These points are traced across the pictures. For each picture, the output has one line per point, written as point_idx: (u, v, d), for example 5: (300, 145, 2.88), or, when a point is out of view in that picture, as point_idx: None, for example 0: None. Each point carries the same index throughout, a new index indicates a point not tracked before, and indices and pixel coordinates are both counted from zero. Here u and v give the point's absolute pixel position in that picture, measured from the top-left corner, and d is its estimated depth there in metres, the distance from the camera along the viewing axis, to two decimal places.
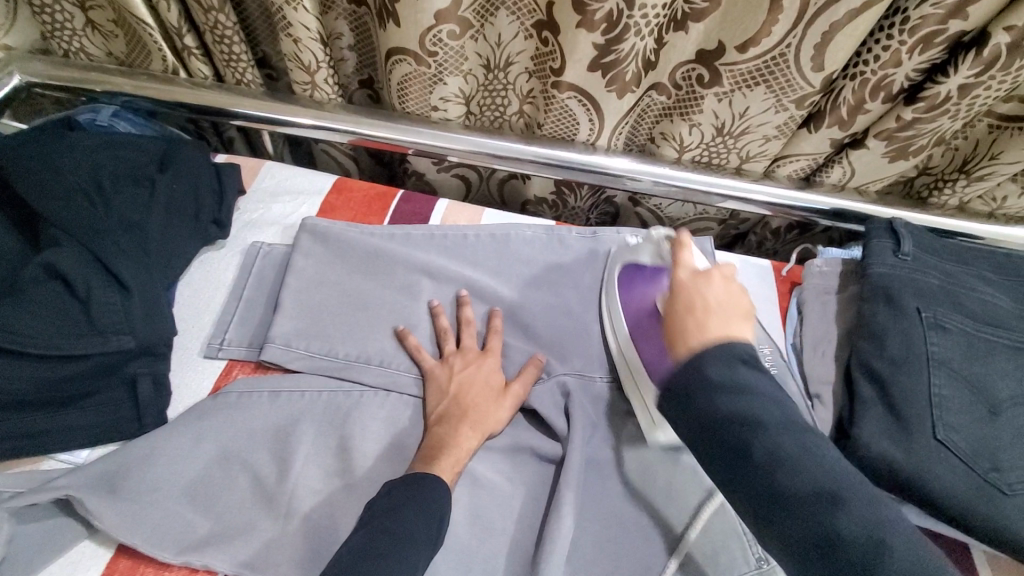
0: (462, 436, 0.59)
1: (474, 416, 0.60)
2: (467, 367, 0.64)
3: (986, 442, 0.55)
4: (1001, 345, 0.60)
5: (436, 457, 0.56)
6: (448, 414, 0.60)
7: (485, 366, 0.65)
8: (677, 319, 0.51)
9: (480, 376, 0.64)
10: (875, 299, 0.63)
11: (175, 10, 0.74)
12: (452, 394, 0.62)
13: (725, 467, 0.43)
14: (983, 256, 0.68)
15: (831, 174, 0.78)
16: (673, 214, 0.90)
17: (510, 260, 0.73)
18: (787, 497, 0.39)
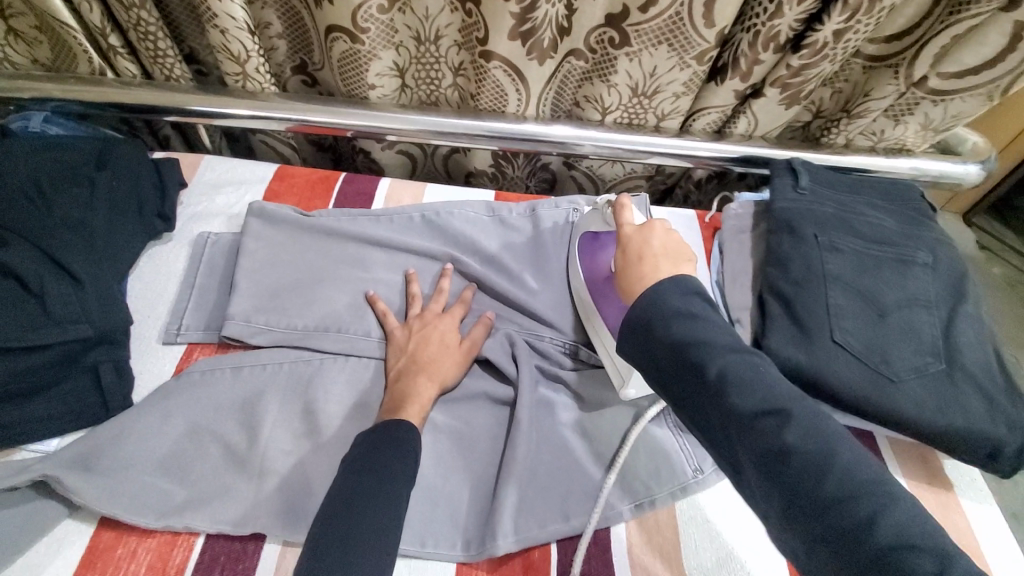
0: (420, 385, 0.62)
1: (432, 368, 0.64)
2: (427, 326, 0.68)
3: (876, 339, 0.63)
4: (886, 258, 0.69)
5: (401, 406, 0.59)
6: (408, 368, 0.63)
7: (444, 324, 0.68)
8: (631, 266, 0.57)
9: (438, 333, 0.67)
10: (779, 230, 0.70)
11: (97, 9, 0.75)
12: (412, 349, 0.65)
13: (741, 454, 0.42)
14: (871, 185, 0.77)
15: (738, 125, 0.86)
16: (605, 175, 0.96)
17: (457, 232, 0.78)
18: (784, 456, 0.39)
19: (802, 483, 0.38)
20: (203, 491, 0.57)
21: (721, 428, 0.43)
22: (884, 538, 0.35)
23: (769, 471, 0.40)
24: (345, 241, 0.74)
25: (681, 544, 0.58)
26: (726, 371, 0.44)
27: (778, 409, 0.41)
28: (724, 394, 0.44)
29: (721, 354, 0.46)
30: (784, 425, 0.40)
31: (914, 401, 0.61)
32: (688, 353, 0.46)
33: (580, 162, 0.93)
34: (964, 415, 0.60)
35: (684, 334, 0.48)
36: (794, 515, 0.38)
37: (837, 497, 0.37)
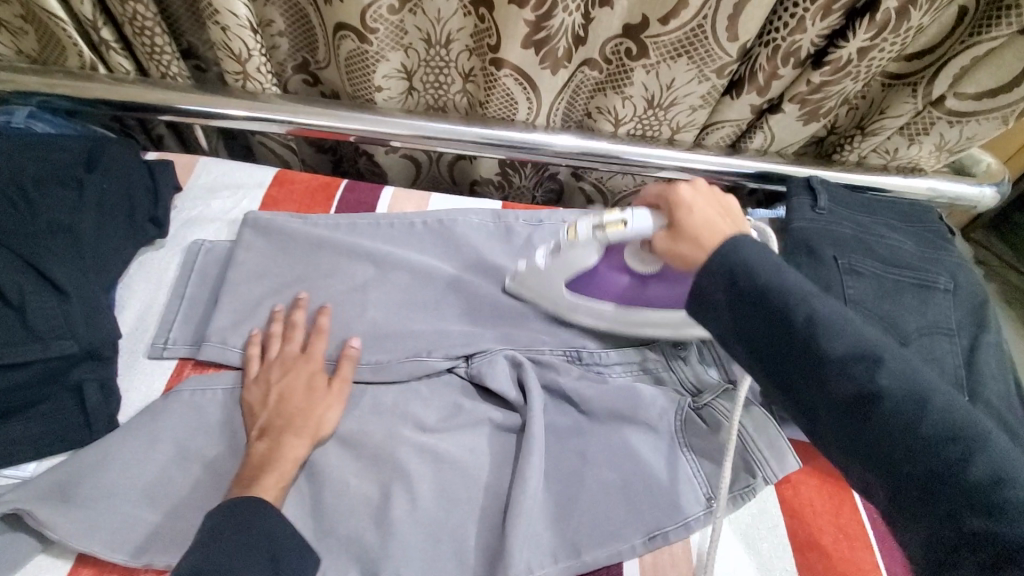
0: (288, 446, 0.55)
1: (297, 423, 0.57)
2: (286, 375, 0.60)
3: None
4: (909, 284, 0.66)
5: (258, 476, 0.52)
6: (269, 428, 0.56)
7: (306, 370, 0.61)
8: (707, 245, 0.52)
9: (298, 381, 0.60)
10: (798, 251, 0.68)
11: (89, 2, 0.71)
12: (271, 405, 0.58)
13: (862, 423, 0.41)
14: (889, 207, 0.75)
15: (754, 140, 0.84)
16: (615, 186, 0.93)
17: (458, 248, 0.74)
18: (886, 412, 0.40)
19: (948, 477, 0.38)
20: (191, 523, 0.53)
21: (833, 400, 0.42)
22: (990, 472, 0.38)
23: (920, 461, 0.39)
24: (340, 255, 0.70)
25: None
26: (877, 362, 0.41)
27: (936, 410, 0.40)
28: (852, 376, 0.41)
29: (850, 329, 0.43)
30: (948, 429, 0.39)
31: None
32: (815, 330, 0.43)
33: (590, 172, 0.90)
34: None
35: (794, 290, 0.44)
36: (938, 506, 0.38)
37: (987, 491, 0.37)
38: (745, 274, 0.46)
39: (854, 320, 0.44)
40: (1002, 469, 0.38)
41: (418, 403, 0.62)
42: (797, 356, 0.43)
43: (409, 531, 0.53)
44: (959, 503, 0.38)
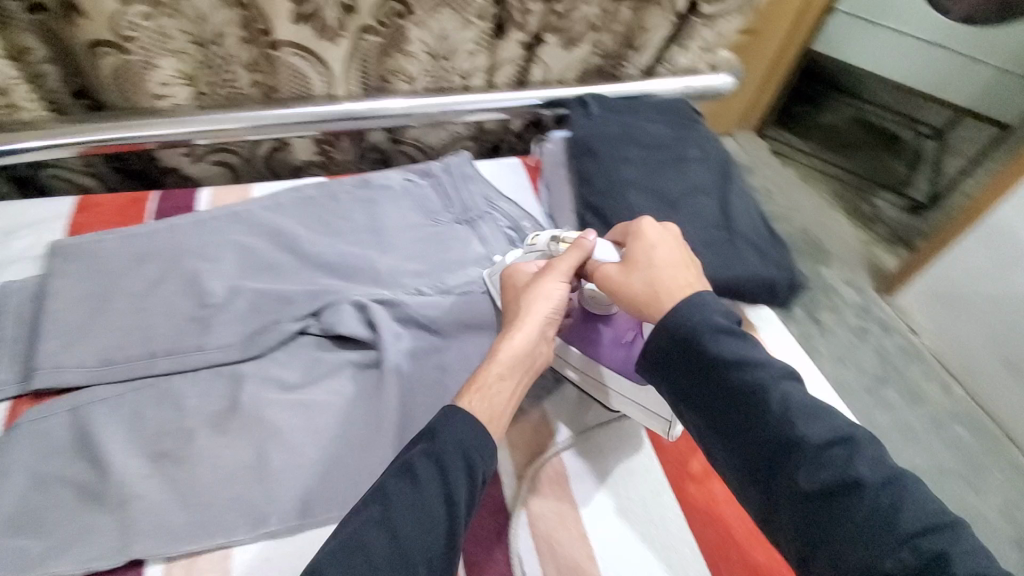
0: (487, 373, 0.58)
1: (507, 346, 0.60)
2: (534, 293, 0.64)
3: (670, 225, 0.75)
4: (667, 160, 0.81)
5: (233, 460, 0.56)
6: (481, 379, 0.58)
7: (541, 291, 0.64)
8: (650, 303, 0.57)
9: (526, 299, 0.64)
10: (582, 154, 0.81)
11: None
12: (505, 371, 0.58)
13: (807, 526, 0.45)
14: (652, 105, 0.90)
15: (535, 73, 0.94)
16: (433, 142, 1.01)
17: (283, 232, 0.78)
18: (830, 487, 0.45)
19: (887, 531, 0.42)
20: (61, 536, 0.52)
21: (794, 471, 0.46)
22: (931, 546, 0.41)
23: (880, 544, 0.42)
24: (163, 261, 0.72)
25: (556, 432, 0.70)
26: (831, 434, 0.47)
27: (889, 482, 0.44)
28: (830, 463, 0.46)
29: (824, 417, 0.48)
30: (899, 499, 0.43)
31: (708, 264, 0.73)
32: (789, 414, 0.48)
33: (405, 132, 0.97)
34: (744, 267, 0.74)
35: (744, 362, 0.50)
36: (866, 544, 0.43)
37: (927, 546, 0.41)
38: (700, 341, 0.51)
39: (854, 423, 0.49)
40: (951, 537, 0.41)
41: (279, 365, 0.66)
42: (747, 424, 0.49)
43: (290, 475, 0.58)
44: (886, 533, 0.42)
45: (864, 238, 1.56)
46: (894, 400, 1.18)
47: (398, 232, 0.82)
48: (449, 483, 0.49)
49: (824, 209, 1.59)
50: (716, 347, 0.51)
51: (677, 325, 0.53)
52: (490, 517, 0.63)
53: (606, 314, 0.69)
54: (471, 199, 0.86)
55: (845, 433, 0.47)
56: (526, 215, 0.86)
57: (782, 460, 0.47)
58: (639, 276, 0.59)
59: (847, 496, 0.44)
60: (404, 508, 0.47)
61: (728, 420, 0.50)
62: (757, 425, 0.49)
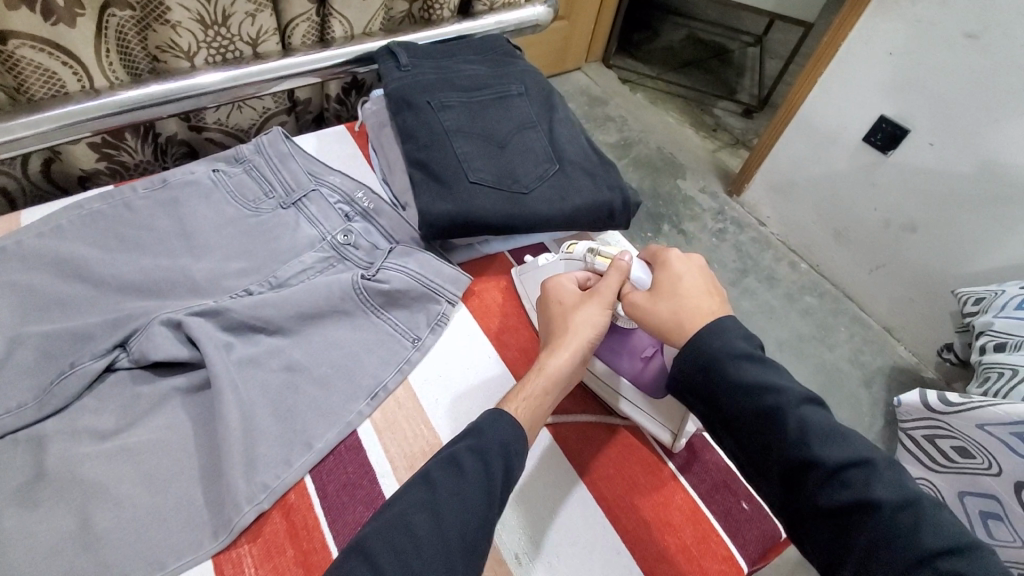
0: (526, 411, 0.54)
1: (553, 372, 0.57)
2: (575, 312, 0.60)
3: (504, 166, 0.73)
4: (490, 99, 0.78)
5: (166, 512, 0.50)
6: (529, 407, 0.54)
7: (582, 312, 0.60)
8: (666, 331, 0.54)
9: (568, 320, 0.60)
10: (400, 108, 0.75)
11: None
12: (549, 395, 0.56)
13: (824, 540, 0.44)
14: (466, 46, 0.86)
15: (336, 29, 0.86)
16: (241, 123, 0.90)
17: (65, 260, 0.66)
18: (846, 504, 0.43)
19: (909, 555, 0.41)
20: None
21: (813, 488, 0.45)
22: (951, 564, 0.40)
23: (903, 558, 0.41)
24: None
25: (424, 408, 0.64)
26: (853, 455, 0.45)
27: (909, 500, 0.43)
28: (851, 483, 0.44)
29: (843, 437, 0.46)
30: (919, 520, 0.42)
31: (545, 200, 0.72)
32: (810, 436, 0.46)
33: (202, 117, 0.85)
34: (580, 195, 0.74)
35: (767, 383, 0.48)
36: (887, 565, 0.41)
37: (942, 565, 0.40)
38: (724, 364, 0.49)
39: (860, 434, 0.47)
40: (969, 558, 0.40)
41: (90, 415, 0.56)
42: (776, 435, 0.47)
43: (125, 534, 0.50)
44: (906, 557, 0.41)
45: (711, 147, 1.65)
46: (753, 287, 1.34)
47: (212, 230, 0.72)
48: (492, 486, 0.46)
49: (671, 128, 1.67)
50: (743, 364, 0.49)
51: (695, 355, 0.51)
52: (352, 508, 0.56)
53: (628, 330, 0.65)
54: (292, 176, 0.78)
55: (857, 443, 0.46)
56: (358, 186, 0.80)
57: (804, 481, 0.45)
58: (669, 302, 0.55)
59: (860, 509, 0.43)
60: (451, 501, 0.44)
61: (753, 438, 0.48)
62: (786, 449, 0.46)
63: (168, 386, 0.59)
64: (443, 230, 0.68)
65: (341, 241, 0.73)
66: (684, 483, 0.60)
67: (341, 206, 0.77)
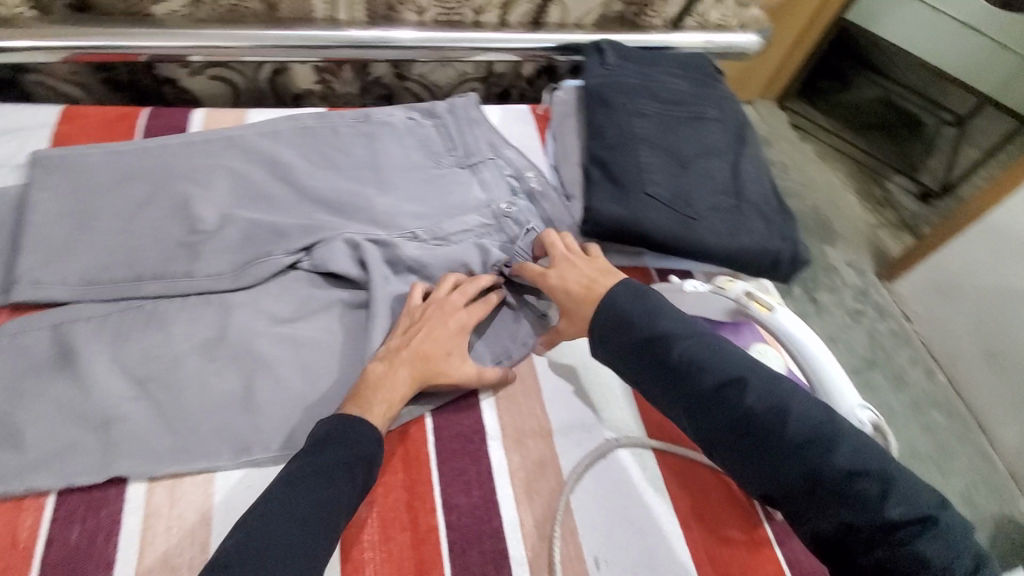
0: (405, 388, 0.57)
1: (433, 364, 0.59)
2: (448, 315, 0.62)
3: (680, 187, 0.73)
4: (684, 118, 0.78)
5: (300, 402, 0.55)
6: (397, 391, 0.57)
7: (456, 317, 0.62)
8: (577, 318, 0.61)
9: (427, 334, 0.60)
10: (595, 105, 0.77)
11: None
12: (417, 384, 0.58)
13: (798, 513, 0.48)
14: (672, 59, 0.86)
15: (552, 14, 0.89)
16: (439, 80, 0.96)
17: (279, 164, 0.75)
18: (801, 473, 0.47)
19: (830, 479, 0.46)
20: (39, 450, 0.52)
21: (764, 463, 0.49)
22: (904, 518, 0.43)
23: (866, 526, 0.44)
24: (150, 181, 0.69)
25: (543, 392, 0.64)
26: (769, 399, 0.50)
27: (870, 468, 0.46)
28: (800, 454, 0.47)
29: (792, 403, 0.50)
30: (835, 447, 0.47)
31: (713, 231, 0.71)
32: (752, 411, 0.50)
33: (410, 66, 0.92)
34: (750, 236, 0.72)
35: (695, 357, 0.53)
36: (853, 531, 0.45)
37: (856, 486, 0.45)
38: (660, 336, 0.55)
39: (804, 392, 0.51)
40: (885, 482, 0.45)
41: (269, 298, 0.64)
42: (715, 412, 0.51)
43: (275, 409, 0.57)
44: (873, 524, 0.44)
45: (872, 222, 1.48)
46: (876, 382, 1.19)
47: (397, 171, 0.79)
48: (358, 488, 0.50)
49: (835, 189, 1.52)
50: (647, 334, 0.55)
51: (617, 329, 0.57)
52: (460, 457, 0.58)
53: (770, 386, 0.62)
54: (475, 142, 0.83)
55: (802, 408, 0.50)
56: (530, 165, 0.82)
57: (731, 428, 0.50)
58: (584, 306, 0.60)
59: (816, 477, 0.47)
60: (315, 506, 0.47)
61: (699, 418, 0.52)
62: (711, 404, 0.52)
63: (333, 297, 0.66)
64: (607, 231, 0.69)
65: (504, 212, 0.77)
66: (778, 555, 0.58)
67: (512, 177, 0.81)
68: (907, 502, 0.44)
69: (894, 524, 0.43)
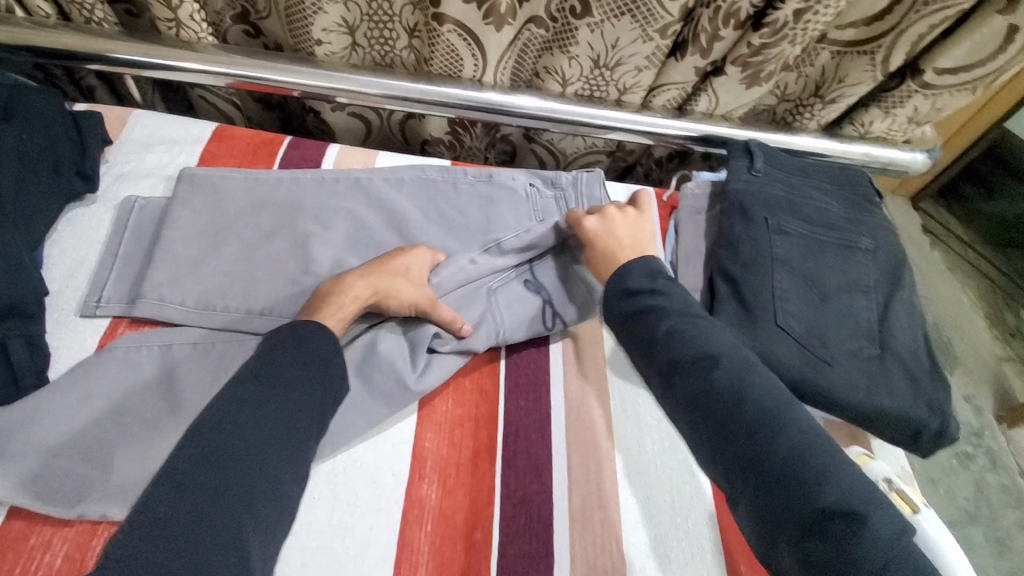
0: (352, 286, 0.62)
1: (377, 271, 0.64)
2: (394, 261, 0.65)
3: (816, 323, 0.65)
4: (832, 244, 0.70)
5: (318, 308, 0.60)
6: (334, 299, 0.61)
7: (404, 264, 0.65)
8: (601, 261, 0.66)
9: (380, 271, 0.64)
10: (732, 212, 0.70)
11: None
12: (347, 307, 0.61)
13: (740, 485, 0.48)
14: (825, 170, 0.78)
15: (699, 103, 0.84)
16: (566, 148, 0.93)
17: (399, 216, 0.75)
18: (749, 453, 0.48)
19: (769, 466, 0.47)
20: (125, 475, 0.53)
21: (720, 434, 0.50)
22: (836, 503, 0.44)
23: (799, 511, 0.44)
24: (275, 213, 0.71)
25: (621, 525, 0.58)
26: (735, 381, 0.52)
27: (811, 454, 0.47)
28: (752, 438, 0.48)
29: (755, 392, 0.51)
30: (778, 433, 0.48)
31: (846, 381, 0.63)
32: (713, 390, 0.52)
33: (540, 133, 0.91)
34: (889, 395, 0.63)
35: (674, 331, 0.56)
36: (782, 510, 0.45)
37: (795, 470, 0.46)
38: (658, 312, 0.58)
39: (766, 377, 0.53)
40: (827, 476, 0.45)
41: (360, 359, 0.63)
42: (677, 374, 0.54)
43: (350, 481, 0.57)
44: (805, 509, 0.44)
45: (999, 354, 1.28)
46: (981, 548, 1.04)
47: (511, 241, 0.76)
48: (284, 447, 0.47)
49: (955, 311, 1.33)
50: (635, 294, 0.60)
51: (615, 293, 0.61)
52: None
53: None
54: None
55: (759, 394, 0.51)
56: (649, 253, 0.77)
57: (693, 403, 0.53)
58: (605, 263, 0.66)
59: (766, 458, 0.47)
60: (251, 431, 0.46)
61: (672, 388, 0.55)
62: (684, 375, 0.54)
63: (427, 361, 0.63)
64: None
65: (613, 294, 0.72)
66: None
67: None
68: (845, 495, 0.44)
69: (821, 513, 0.44)
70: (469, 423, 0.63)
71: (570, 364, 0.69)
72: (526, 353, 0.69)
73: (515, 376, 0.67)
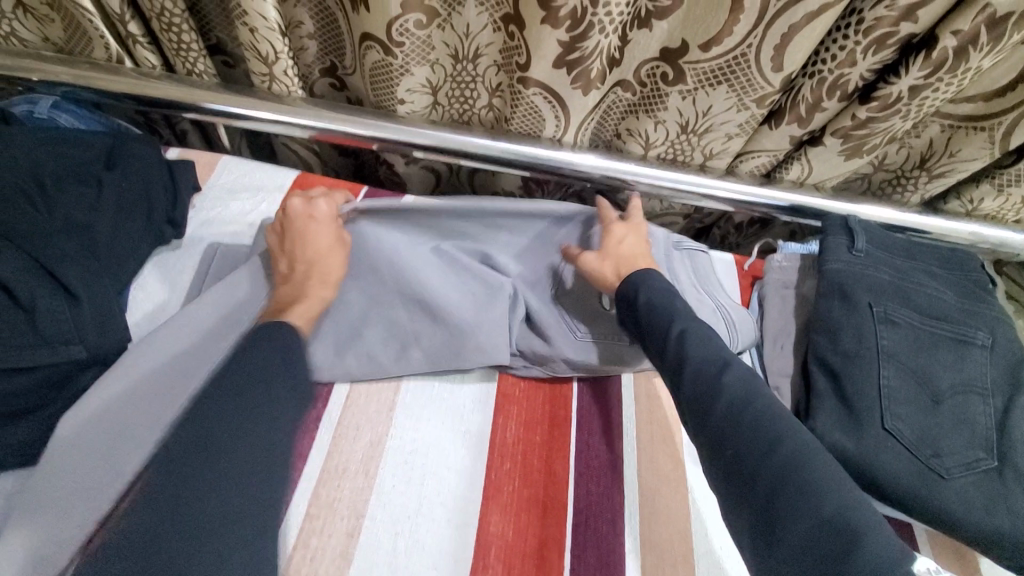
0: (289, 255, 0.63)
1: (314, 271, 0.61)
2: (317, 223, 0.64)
3: (928, 427, 0.59)
4: (944, 337, 0.64)
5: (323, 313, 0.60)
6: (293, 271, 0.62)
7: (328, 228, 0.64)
8: (624, 262, 0.64)
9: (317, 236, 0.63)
10: (831, 295, 0.65)
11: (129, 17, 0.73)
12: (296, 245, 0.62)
13: (731, 490, 0.44)
14: (931, 251, 0.72)
15: (790, 171, 0.80)
16: (639, 209, 0.90)
17: (497, 225, 0.72)
18: (748, 457, 0.43)
19: (766, 471, 0.42)
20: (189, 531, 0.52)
21: (716, 440, 0.46)
22: (834, 512, 0.39)
23: (793, 525, 0.39)
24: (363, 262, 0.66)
25: None
26: (742, 384, 0.48)
27: (808, 459, 0.42)
28: (750, 440, 0.44)
29: (754, 397, 0.47)
30: (776, 435, 0.44)
31: (966, 501, 0.56)
32: (706, 392, 0.48)
33: (614, 194, 0.88)
34: (1016, 521, 0.55)
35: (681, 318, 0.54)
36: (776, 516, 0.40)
37: (792, 474, 0.41)
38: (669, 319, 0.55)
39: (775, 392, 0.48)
40: (825, 483, 0.41)
41: (429, 429, 0.62)
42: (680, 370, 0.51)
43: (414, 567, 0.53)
44: (802, 519, 0.39)
45: None
46: None
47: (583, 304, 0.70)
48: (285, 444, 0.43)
49: None
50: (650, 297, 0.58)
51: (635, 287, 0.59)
52: None
53: None
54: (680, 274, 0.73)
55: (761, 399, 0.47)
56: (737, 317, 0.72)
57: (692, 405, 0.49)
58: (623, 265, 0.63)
59: (766, 462, 0.42)
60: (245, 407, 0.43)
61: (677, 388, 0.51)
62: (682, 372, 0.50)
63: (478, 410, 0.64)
64: None
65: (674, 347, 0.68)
66: None
67: (723, 317, 0.70)
68: (845, 507, 0.39)
69: (820, 519, 0.39)
70: (537, 509, 0.58)
71: (647, 447, 0.64)
72: (598, 434, 0.65)
73: (586, 459, 0.62)
